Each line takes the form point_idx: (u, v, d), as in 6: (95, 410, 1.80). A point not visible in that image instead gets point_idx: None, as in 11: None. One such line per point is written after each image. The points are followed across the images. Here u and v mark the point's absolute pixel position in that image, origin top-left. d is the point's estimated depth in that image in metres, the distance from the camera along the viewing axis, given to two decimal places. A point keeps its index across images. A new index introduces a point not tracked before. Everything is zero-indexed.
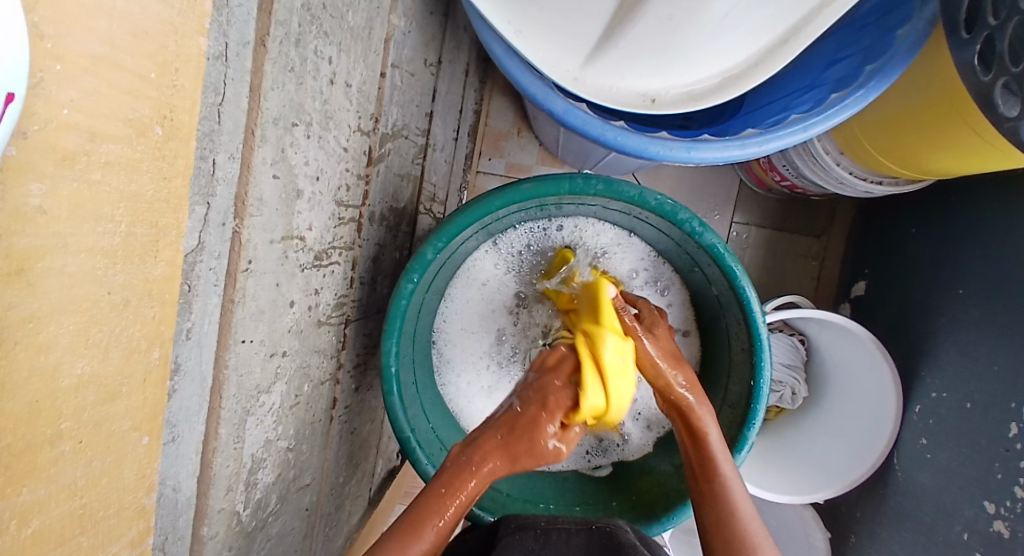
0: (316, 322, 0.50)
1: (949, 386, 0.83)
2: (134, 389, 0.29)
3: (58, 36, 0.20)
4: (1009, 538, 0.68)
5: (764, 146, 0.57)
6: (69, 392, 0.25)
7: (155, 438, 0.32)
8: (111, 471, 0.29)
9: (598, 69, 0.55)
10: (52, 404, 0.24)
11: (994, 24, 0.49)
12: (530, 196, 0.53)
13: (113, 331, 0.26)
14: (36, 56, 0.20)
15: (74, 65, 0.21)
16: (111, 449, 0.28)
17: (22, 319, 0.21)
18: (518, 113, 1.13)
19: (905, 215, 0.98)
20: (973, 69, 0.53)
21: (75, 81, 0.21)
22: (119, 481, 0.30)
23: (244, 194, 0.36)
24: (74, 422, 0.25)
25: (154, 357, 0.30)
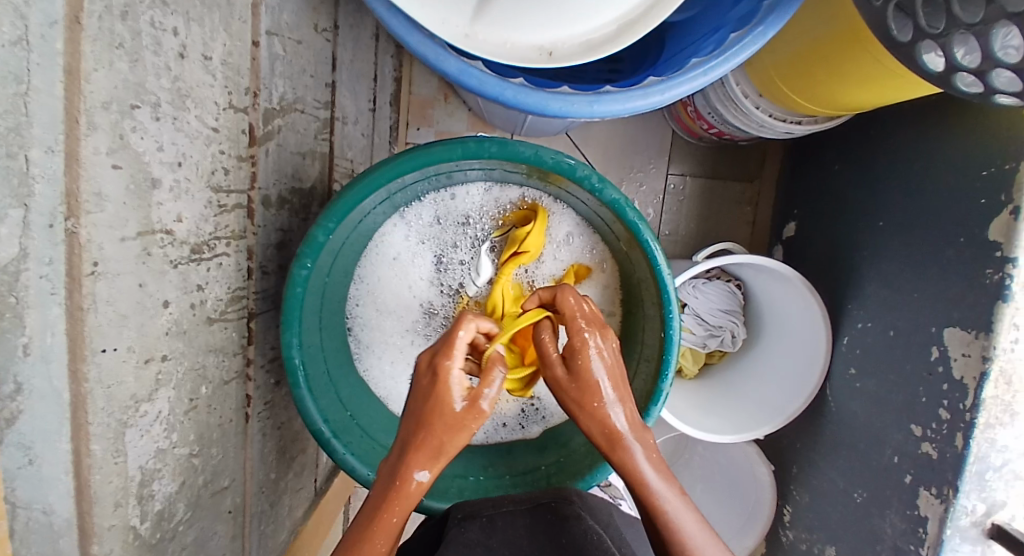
0: (204, 320, 0.47)
1: (875, 316, 0.86)
2: None
3: None
4: (937, 459, 0.71)
5: (666, 95, 0.55)
6: None
7: None
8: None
9: (488, 23, 0.51)
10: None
11: None
12: (422, 164, 0.51)
13: None
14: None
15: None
16: None
17: None
18: (442, 78, 1.08)
19: (828, 155, 1.00)
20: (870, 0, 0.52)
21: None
22: None
23: (77, 191, 0.32)
24: None
25: None
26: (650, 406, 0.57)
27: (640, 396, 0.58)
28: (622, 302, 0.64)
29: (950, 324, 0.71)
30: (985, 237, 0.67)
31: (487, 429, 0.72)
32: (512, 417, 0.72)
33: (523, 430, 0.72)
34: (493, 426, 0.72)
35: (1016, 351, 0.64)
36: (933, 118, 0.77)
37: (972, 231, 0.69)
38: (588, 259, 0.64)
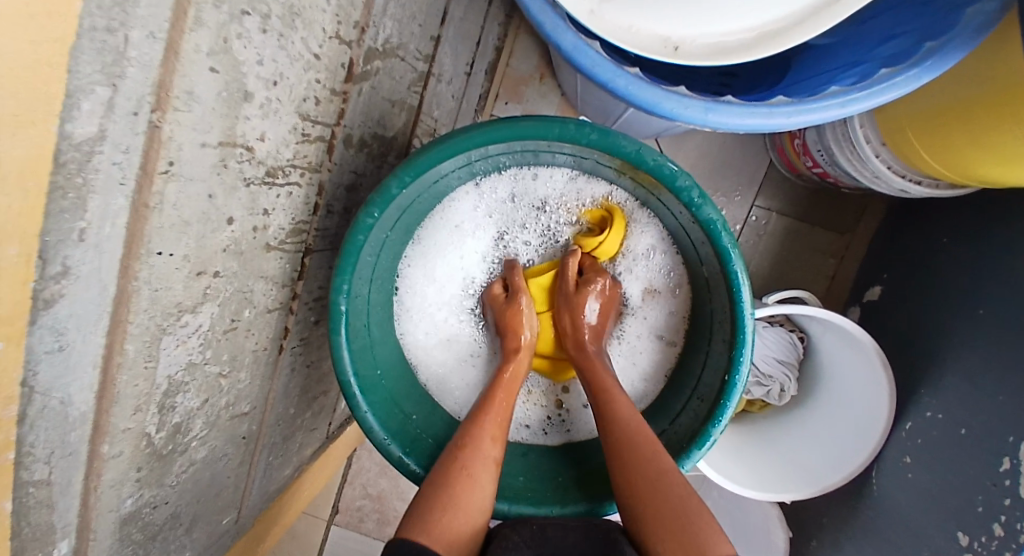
0: (263, 246, 0.46)
1: (948, 410, 0.77)
2: None
3: None
4: None
5: (793, 119, 0.50)
6: None
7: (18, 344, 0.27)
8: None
9: (619, 2, 0.47)
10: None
11: None
12: (514, 137, 0.48)
13: None
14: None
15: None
16: None
17: None
18: (543, 56, 1.04)
19: (937, 224, 0.90)
20: None
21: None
22: None
23: (169, 84, 0.31)
24: None
25: (13, 254, 0.25)
26: (690, 448, 0.53)
27: (681, 435, 0.54)
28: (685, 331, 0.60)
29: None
30: None
31: (508, 425, 0.70)
32: (537, 421, 0.70)
33: (544, 438, 0.69)
34: (514, 424, 0.70)
35: None
36: None
37: None
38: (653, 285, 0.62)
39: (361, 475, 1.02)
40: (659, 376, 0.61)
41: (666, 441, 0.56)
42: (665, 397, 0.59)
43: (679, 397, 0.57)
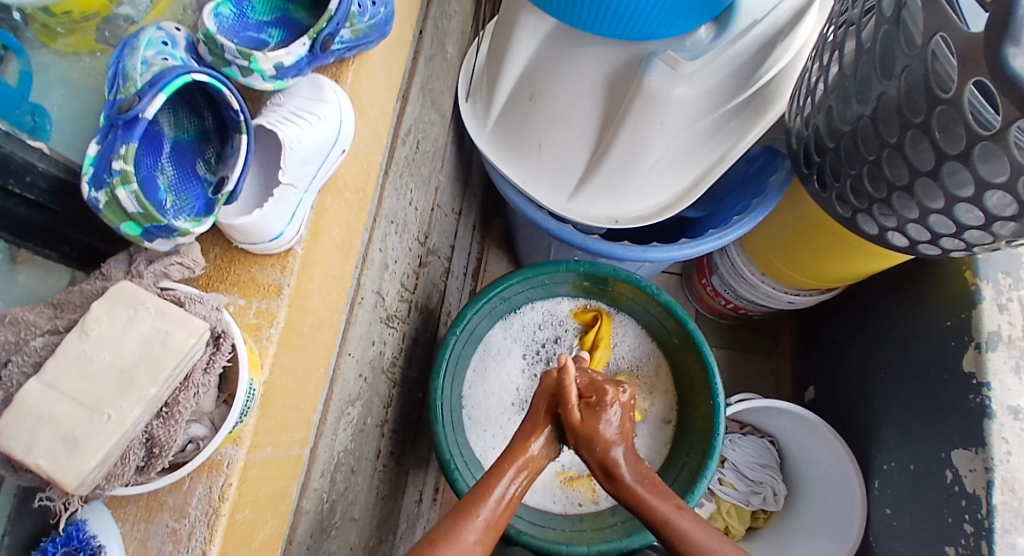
0: (380, 368, 0.66)
1: (895, 456, 0.95)
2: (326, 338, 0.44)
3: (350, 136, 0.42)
4: None
5: (694, 249, 0.82)
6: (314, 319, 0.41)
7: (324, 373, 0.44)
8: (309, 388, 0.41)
9: (576, 201, 0.80)
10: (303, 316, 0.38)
11: (808, 173, 0.77)
12: (534, 274, 0.74)
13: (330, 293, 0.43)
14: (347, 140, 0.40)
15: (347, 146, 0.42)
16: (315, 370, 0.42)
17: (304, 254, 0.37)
18: (511, 262, 1.42)
19: (828, 328, 1.22)
20: (819, 190, 0.76)
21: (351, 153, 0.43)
22: (311, 394, 0.42)
23: (367, 254, 0.56)
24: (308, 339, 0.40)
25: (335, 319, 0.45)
26: (706, 462, 0.66)
27: (697, 457, 0.68)
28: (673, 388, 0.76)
29: (956, 447, 0.82)
30: (960, 369, 0.83)
31: (565, 504, 0.72)
32: (586, 496, 0.73)
33: (597, 506, 0.72)
34: (567, 502, 0.73)
35: (1012, 461, 0.75)
36: (901, 285, 1.00)
37: (950, 368, 0.85)
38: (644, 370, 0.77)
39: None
40: (662, 432, 0.74)
41: (687, 471, 0.68)
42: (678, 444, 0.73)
43: (686, 438, 0.71)
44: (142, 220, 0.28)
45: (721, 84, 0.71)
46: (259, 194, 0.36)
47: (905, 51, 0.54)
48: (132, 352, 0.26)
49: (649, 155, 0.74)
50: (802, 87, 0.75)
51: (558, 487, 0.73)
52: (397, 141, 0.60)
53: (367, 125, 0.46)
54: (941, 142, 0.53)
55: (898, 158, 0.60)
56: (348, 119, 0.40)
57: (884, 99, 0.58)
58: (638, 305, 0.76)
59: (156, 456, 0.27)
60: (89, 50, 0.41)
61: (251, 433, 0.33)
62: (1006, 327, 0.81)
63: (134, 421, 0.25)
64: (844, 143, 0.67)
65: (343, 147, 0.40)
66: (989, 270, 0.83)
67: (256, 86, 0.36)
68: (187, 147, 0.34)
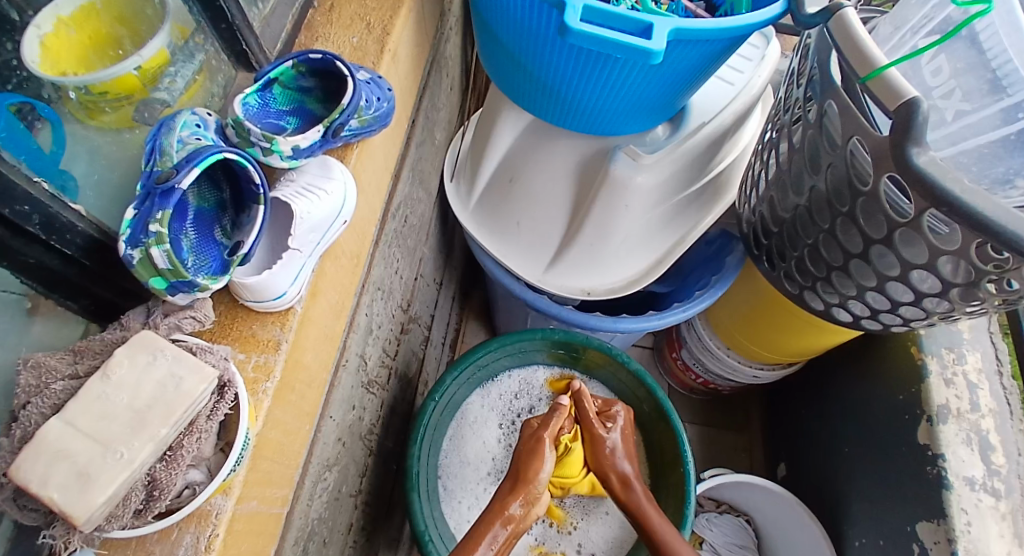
0: (359, 433, 0.66)
1: (866, 530, 0.96)
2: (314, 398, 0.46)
3: None
4: None
5: (661, 320, 0.87)
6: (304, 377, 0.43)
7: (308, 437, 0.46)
8: (295, 447, 0.42)
9: (551, 274, 0.86)
10: (297, 372, 0.41)
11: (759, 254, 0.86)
12: (511, 341, 0.77)
13: (321, 353, 0.46)
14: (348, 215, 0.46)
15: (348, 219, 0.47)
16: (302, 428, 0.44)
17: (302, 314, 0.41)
18: (488, 333, 1.45)
19: (793, 402, 1.27)
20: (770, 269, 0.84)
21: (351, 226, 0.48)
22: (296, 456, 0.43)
23: (354, 319, 0.59)
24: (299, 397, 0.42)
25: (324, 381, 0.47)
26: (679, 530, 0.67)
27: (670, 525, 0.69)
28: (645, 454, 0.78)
29: (919, 519, 0.85)
30: (916, 439, 0.88)
31: None
32: None
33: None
34: None
35: (973, 532, 0.77)
36: (854, 360, 1.07)
37: (907, 438, 0.90)
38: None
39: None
40: None
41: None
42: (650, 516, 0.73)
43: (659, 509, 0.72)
44: (167, 275, 0.31)
45: (678, 174, 0.80)
46: (268, 259, 0.40)
47: (829, 151, 0.63)
48: (148, 394, 0.28)
49: (616, 234, 0.82)
50: (748, 179, 0.85)
51: None
52: (388, 216, 0.66)
53: (366, 201, 0.52)
54: (867, 228, 0.61)
55: (832, 242, 0.68)
56: (351, 196, 0.45)
57: (816, 191, 0.68)
58: (610, 373, 0.79)
59: (155, 498, 0.28)
60: (129, 127, 0.47)
61: (240, 483, 0.34)
62: (953, 401, 0.87)
63: (143, 460, 0.27)
64: (785, 229, 0.76)
65: (345, 220, 0.44)
66: (932, 346, 0.91)
67: (274, 165, 0.42)
68: (207, 215, 0.38)
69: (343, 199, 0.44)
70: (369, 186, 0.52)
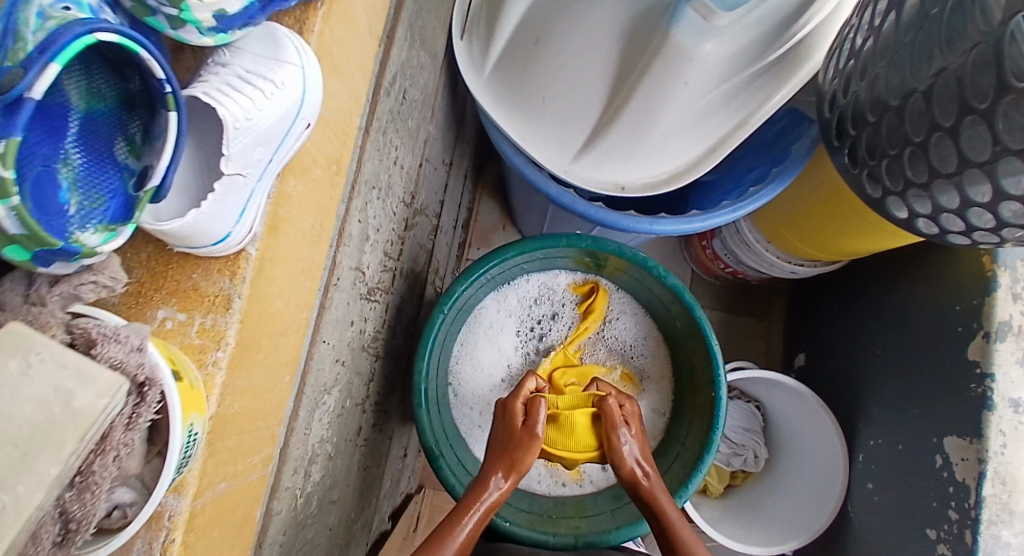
0: (362, 347, 0.61)
1: (884, 433, 0.95)
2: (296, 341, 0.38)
3: None
4: None
5: (705, 223, 0.75)
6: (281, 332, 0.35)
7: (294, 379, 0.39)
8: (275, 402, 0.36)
9: (582, 164, 0.73)
10: (266, 323, 0.33)
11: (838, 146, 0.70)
12: (532, 247, 0.67)
13: (300, 295, 0.37)
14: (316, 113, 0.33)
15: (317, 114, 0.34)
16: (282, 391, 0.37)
17: (268, 258, 0.32)
18: (503, 211, 1.34)
19: (826, 297, 1.18)
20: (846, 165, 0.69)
21: (324, 123, 0.36)
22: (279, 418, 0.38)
23: (344, 228, 0.50)
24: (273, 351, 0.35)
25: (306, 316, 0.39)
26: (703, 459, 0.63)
27: (692, 451, 0.64)
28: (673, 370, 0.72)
29: (948, 434, 0.82)
30: (965, 356, 0.81)
31: (550, 483, 0.71)
32: (570, 476, 0.71)
33: (580, 487, 0.71)
34: (552, 482, 0.71)
35: (1006, 455, 0.75)
36: (906, 265, 0.97)
37: (955, 353, 0.83)
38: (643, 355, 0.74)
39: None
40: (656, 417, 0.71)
41: (682, 461, 0.65)
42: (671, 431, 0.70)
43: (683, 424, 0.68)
44: (28, 243, 0.21)
45: (751, 44, 0.62)
46: (192, 192, 0.29)
47: (982, 25, 0.46)
48: (21, 423, 0.20)
49: (663, 118, 0.66)
50: (844, 45, 0.66)
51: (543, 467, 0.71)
52: (380, 94, 0.52)
53: (344, 87, 0.38)
54: (1006, 132, 0.46)
55: (949, 143, 0.52)
56: (317, 88, 0.32)
57: (944, 75, 0.50)
58: (642, 284, 0.70)
59: (76, 531, 0.22)
60: None
61: (196, 477, 0.28)
62: (1017, 317, 0.77)
63: (40, 506, 0.20)
64: (880, 118, 0.61)
65: (309, 120, 0.32)
66: (1011, 256, 0.78)
67: (190, 41, 0.28)
68: (102, 122, 0.26)
69: (303, 93, 0.31)
70: (345, 59, 0.38)
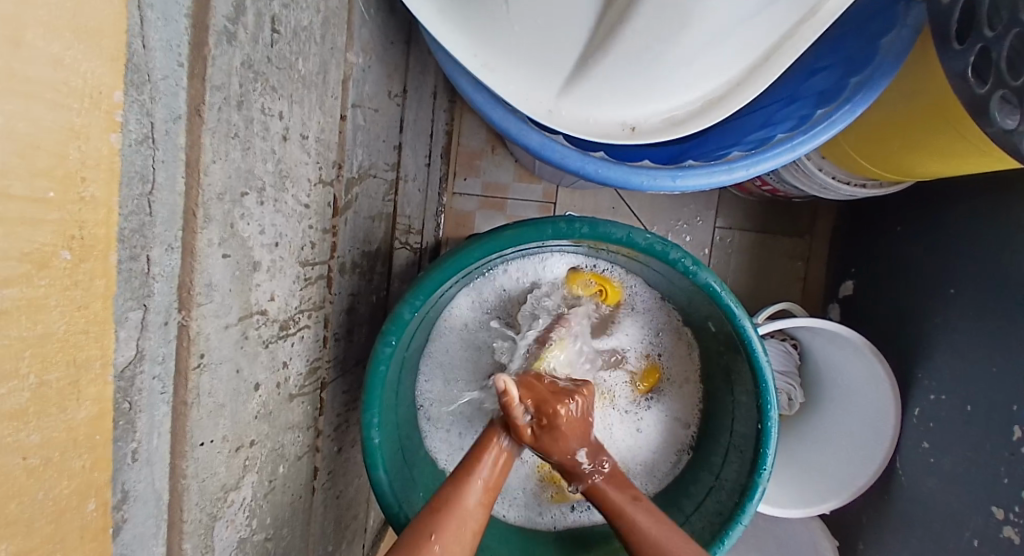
0: (286, 397, 0.46)
1: (948, 387, 0.78)
2: (69, 554, 0.24)
3: None
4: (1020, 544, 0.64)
5: (752, 170, 0.54)
6: None
7: None
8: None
9: (574, 100, 0.52)
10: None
11: (958, 49, 0.47)
12: (512, 244, 0.52)
13: (36, 498, 0.22)
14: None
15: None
16: None
17: None
18: (491, 130, 1.09)
19: (888, 213, 0.94)
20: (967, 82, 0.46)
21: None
22: None
23: (190, 283, 0.32)
24: None
25: (90, 509, 0.25)
26: (743, 501, 0.55)
27: (732, 487, 0.57)
28: (710, 381, 0.65)
29: None
30: None
31: (556, 515, 0.68)
32: (579, 505, 0.68)
33: (590, 516, 0.68)
34: (560, 512, 0.68)
35: None
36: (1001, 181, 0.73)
37: None
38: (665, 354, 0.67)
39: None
40: (683, 430, 0.67)
41: (716, 495, 0.59)
42: (703, 451, 0.64)
43: (717, 450, 0.61)
44: None
45: None
46: None
47: None
48: None
49: (698, 22, 0.44)
50: None
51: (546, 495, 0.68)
52: (210, 48, 0.30)
53: (19, 97, 0.18)
54: None
55: None
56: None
57: None
58: (667, 277, 0.60)
59: None
60: None
61: None
62: None
63: None
64: None
65: None
66: None
67: None
68: None
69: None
70: (17, 48, 0.18)
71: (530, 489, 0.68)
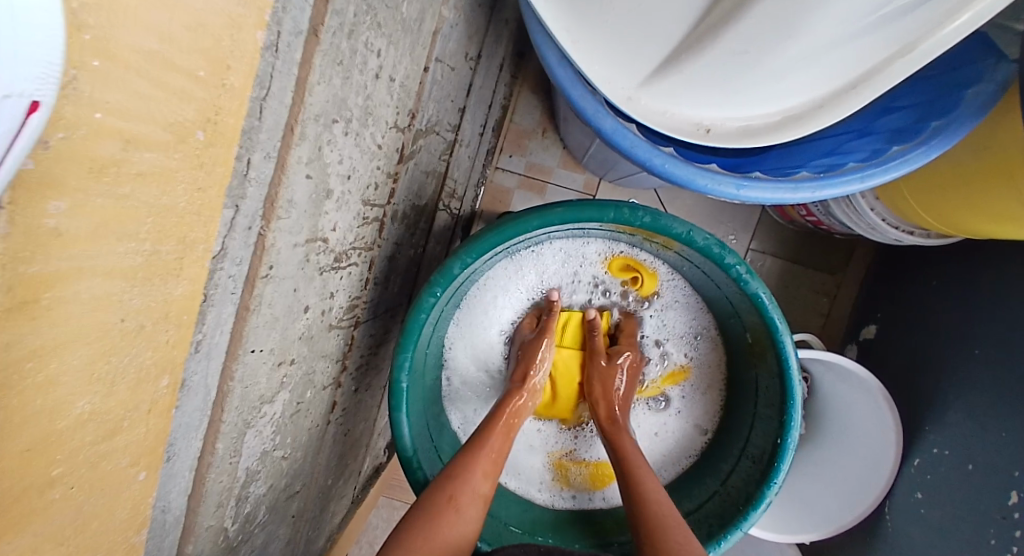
0: (327, 326, 0.48)
1: (954, 446, 0.77)
2: (137, 422, 0.25)
3: (103, 26, 0.16)
4: None
5: (817, 193, 0.55)
6: (69, 433, 0.21)
7: (153, 470, 0.28)
8: (105, 508, 0.25)
9: (654, 92, 0.52)
10: (48, 445, 0.20)
11: None
12: (570, 219, 0.53)
13: (123, 361, 0.23)
14: (71, 50, 0.15)
15: (113, 60, 0.17)
16: (107, 486, 0.25)
17: (23, 356, 0.18)
18: (545, 112, 1.09)
19: (925, 267, 0.93)
20: None
21: (151, 72, 0.18)
22: (110, 522, 0.27)
23: (276, 196, 0.33)
24: (69, 465, 0.22)
25: (162, 386, 0.26)
26: (747, 509, 0.57)
27: (736, 496, 0.58)
28: (730, 391, 0.67)
29: None
30: None
31: (554, 494, 0.70)
32: (584, 488, 0.70)
33: (592, 501, 0.70)
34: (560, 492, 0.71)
35: None
36: None
37: None
38: (690, 356, 0.69)
39: (370, 534, 0.90)
40: (696, 434, 0.68)
41: (718, 501, 0.61)
42: (710, 458, 0.65)
43: (727, 458, 0.63)
44: None
45: None
46: None
47: None
48: None
49: (799, 37, 0.44)
50: None
51: (546, 471, 0.72)
52: None
53: None
54: None
55: None
56: (50, 7, 0.13)
57: None
58: (713, 281, 0.61)
59: None
60: None
61: None
62: None
63: None
64: None
65: (33, 97, 0.14)
66: None
67: None
68: None
69: None
70: None
71: (534, 465, 0.72)
